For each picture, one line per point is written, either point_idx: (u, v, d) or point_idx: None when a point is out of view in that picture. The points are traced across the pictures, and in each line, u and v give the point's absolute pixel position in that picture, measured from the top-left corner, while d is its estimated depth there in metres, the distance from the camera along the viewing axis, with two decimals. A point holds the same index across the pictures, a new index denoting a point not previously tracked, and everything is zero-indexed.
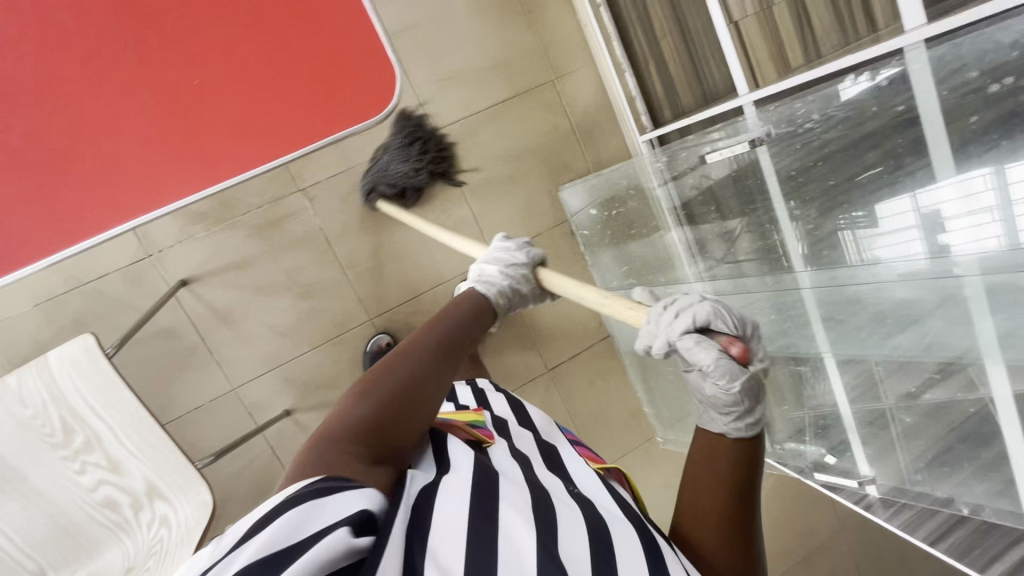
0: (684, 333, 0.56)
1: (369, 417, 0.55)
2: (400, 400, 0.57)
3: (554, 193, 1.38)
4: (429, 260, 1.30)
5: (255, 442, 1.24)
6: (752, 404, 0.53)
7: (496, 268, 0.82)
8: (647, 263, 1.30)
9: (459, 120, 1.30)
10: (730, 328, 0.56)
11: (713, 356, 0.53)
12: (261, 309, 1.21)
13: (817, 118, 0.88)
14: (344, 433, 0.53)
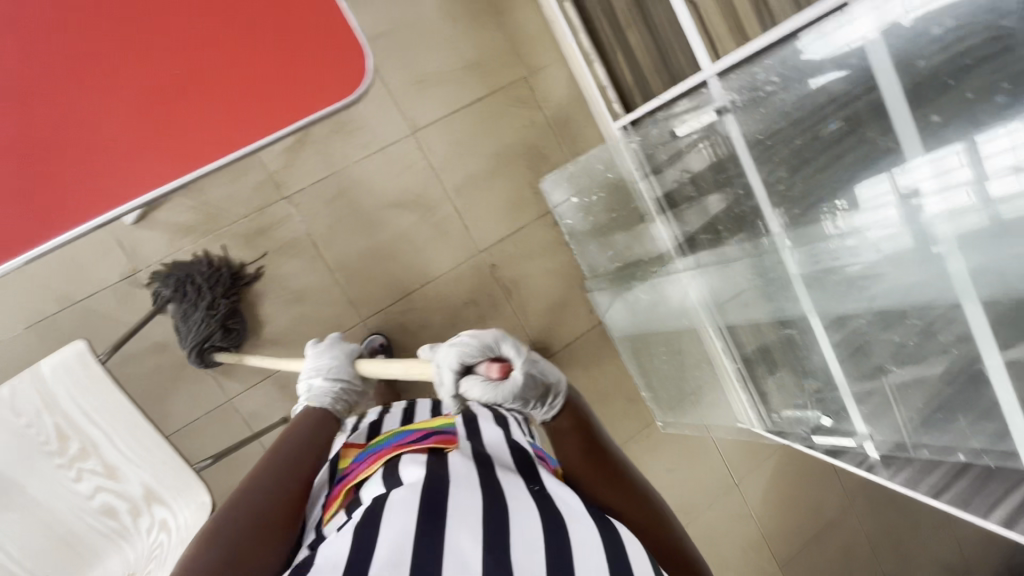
0: (454, 377, 0.74)
1: (230, 550, 0.67)
2: (253, 529, 0.70)
3: (535, 185, 1.41)
4: (418, 258, 1.33)
5: (254, 452, 1.23)
6: (537, 391, 0.74)
7: (320, 379, 1.01)
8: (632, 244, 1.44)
9: (437, 120, 1.33)
10: (480, 357, 0.74)
11: (482, 387, 0.72)
12: (252, 317, 1.22)
13: (775, 81, 0.97)
14: (200, 574, 0.63)
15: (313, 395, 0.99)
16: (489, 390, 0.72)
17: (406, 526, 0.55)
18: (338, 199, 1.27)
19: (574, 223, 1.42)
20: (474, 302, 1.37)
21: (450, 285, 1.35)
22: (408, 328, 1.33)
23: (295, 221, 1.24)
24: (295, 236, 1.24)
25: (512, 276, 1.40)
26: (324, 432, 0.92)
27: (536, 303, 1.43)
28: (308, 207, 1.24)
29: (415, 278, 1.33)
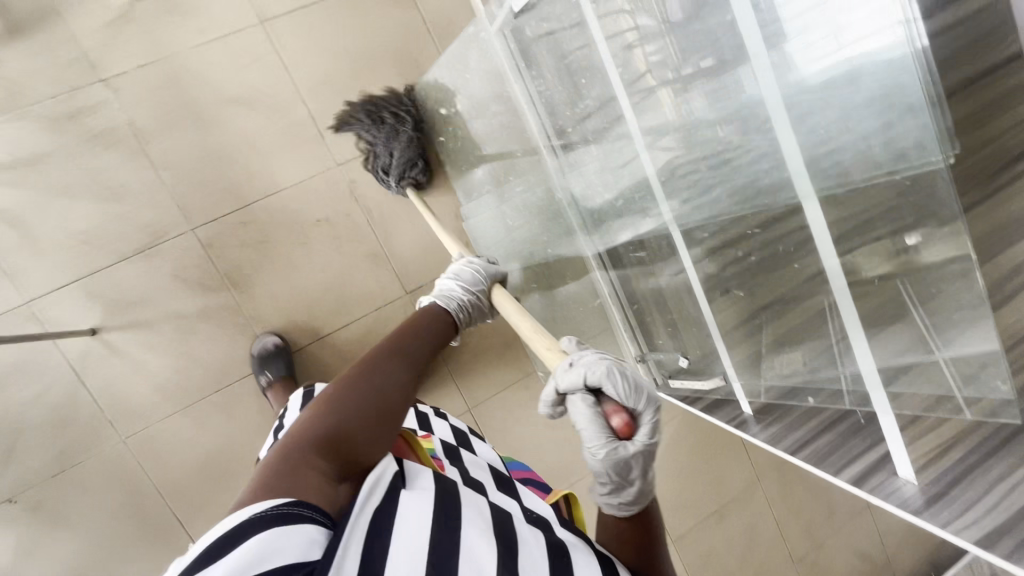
0: (572, 388, 0.61)
1: (338, 430, 0.59)
2: (370, 414, 0.63)
3: (407, 95, 1.27)
4: (262, 164, 1.19)
5: (53, 364, 1.10)
6: (620, 480, 0.58)
7: (454, 284, 0.94)
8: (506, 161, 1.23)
9: (292, 11, 1.19)
10: (618, 393, 0.58)
11: (586, 417, 0.59)
12: (58, 212, 1.08)
13: None
14: (316, 443, 0.57)
15: (443, 296, 0.93)
16: (590, 429, 0.59)
17: (424, 522, 0.50)
18: (167, 87, 1.12)
19: (446, 139, 1.30)
20: (328, 221, 1.24)
21: (299, 199, 1.22)
22: (246, 242, 1.19)
23: (113, 108, 1.10)
24: (113, 125, 1.10)
25: (374, 197, 1.26)
26: (446, 337, 0.86)
27: (402, 228, 1.28)
28: (130, 95, 1.10)
29: (257, 187, 1.19)
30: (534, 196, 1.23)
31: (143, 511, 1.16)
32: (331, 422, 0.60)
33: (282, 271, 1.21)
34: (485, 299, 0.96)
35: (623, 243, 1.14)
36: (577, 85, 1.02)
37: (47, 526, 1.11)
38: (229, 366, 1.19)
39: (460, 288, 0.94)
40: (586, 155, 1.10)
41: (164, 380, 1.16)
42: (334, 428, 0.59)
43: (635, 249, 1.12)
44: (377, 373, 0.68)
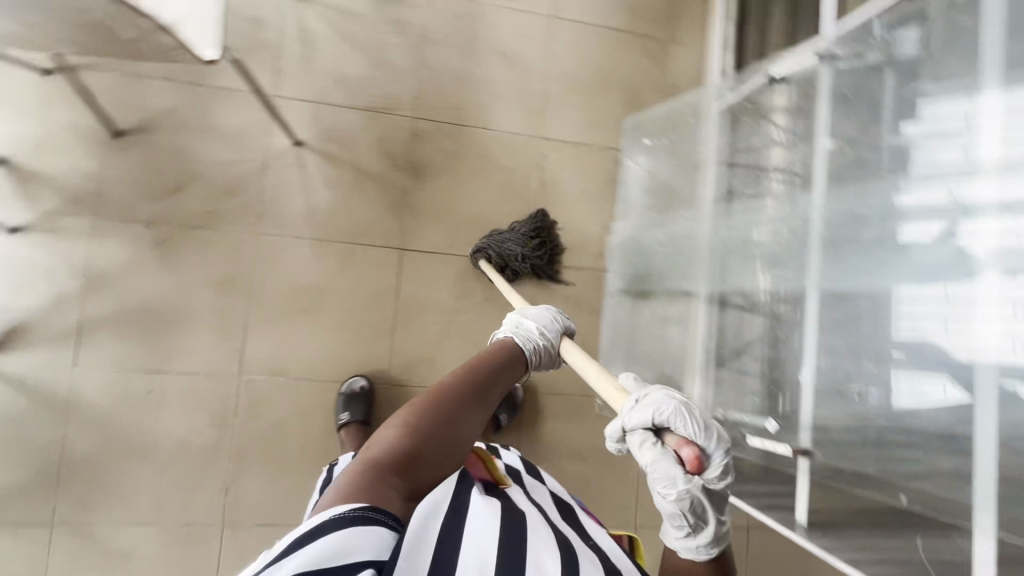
0: (638, 427, 0.58)
1: (407, 451, 0.62)
2: (439, 442, 0.64)
3: (621, 119, 1.47)
4: (490, 104, 1.40)
5: (255, 148, 1.27)
6: (695, 520, 0.58)
7: (534, 325, 0.87)
8: (674, 193, 1.39)
9: (576, 21, 1.47)
10: (687, 429, 0.57)
11: (654, 457, 0.57)
12: (338, 53, 1.33)
13: (882, 29, 1.09)
14: (388, 466, 0.60)
15: (521, 334, 0.84)
16: (663, 467, 0.56)
17: (489, 539, 0.61)
18: (465, 19, 1.39)
19: (634, 165, 1.44)
20: (508, 171, 1.40)
21: (500, 143, 1.40)
22: (443, 149, 1.37)
23: (420, 10, 1.37)
24: (412, 21, 1.36)
25: (552, 176, 1.42)
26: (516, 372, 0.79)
27: (560, 209, 1.42)
28: (437, 9, 1.38)
29: (477, 117, 1.39)
30: (686, 222, 1.38)
31: (228, 298, 1.24)
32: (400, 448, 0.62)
33: (454, 184, 1.37)
34: (559, 349, 0.85)
35: (767, 291, 1.25)
36: (783, 158, 1.27)
37: (157, 261, 1.22)
38: (369, 230, 1.32)
39: (539, 331, 0.86)
40: (748, 205, 1.32)
41: (317, 209, 1.30)
42: (405, 452, 0.61)
43: (775, 300, 1.24)
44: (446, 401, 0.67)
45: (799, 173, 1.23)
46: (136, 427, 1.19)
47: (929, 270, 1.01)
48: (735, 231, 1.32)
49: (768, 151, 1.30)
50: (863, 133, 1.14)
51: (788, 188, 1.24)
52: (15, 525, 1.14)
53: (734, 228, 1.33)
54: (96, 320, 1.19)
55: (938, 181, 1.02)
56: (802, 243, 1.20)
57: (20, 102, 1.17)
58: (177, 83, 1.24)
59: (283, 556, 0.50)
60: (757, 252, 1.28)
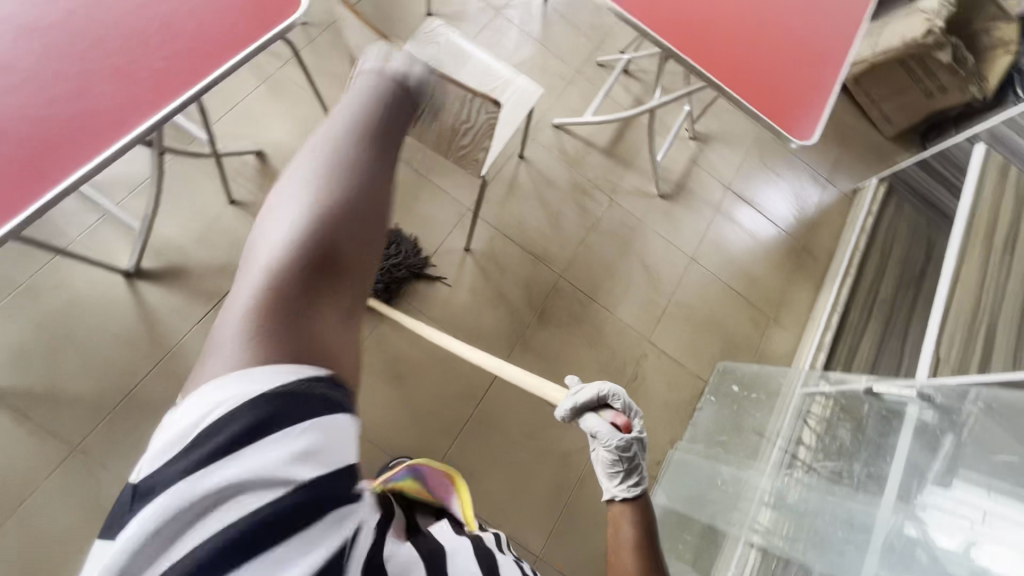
0: (592, 404, 0.82)
1: (296, 268, 0.50)
2: (341, 274, 0.53)
3: (715, 359, 1.68)
4: (620, 295, 1.64)
5: (435, 236, 1.51)
6: (627, 473, 0.75)
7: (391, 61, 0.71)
8: (740, 443, 1.46)
9: (708, 270, 1.77)
10: (621, 406, 0.83)
11: (603, 424, 0.80)
12: (529, 205, 1.64)
13: (978, 402, 1.09)
14: (277, 298, 0.48)
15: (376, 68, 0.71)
16: (606, 429, 0.80)
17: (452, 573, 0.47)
18: (628, 228, 1.72)
19: (711, 402, 1.61)
20: (612, 352, 1.57)
21: (615, 328, 1.60)
22: (570, 309, 1.57)
23: (600, 207, 1.70)
24: (591, 211, 1.69)
25: (644, 374, 1.58)
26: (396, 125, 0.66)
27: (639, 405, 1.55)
28: (613, 212, 1.71)
29: (606, 299, 1.62)
30: (740, 487, 1.36)
31: None
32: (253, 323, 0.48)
33: (566, 340, 1.54)
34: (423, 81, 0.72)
35: None
36: (851, 467, 1.21)
37: None
38: (484, 340, 1.47)
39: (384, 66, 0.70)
40: (802, 494, 1.24)
41: (454, 303, 1.47)
42: (299, 286, 0.50)
43: None
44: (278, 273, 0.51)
45: (854, 480, 1.17)
46: None
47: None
48: (783, 514, 1.23)
49: (840, 457, 1.26)
50: (924, 474, 1.03)
51: (848, 495, 1.14)
52: (44, 433, 1.12)
53: (784, 511, 1.23)
54: None
55: (951, 520, 0.88)
56: (840, 552, 1.03)
57: (301, 126, 1.48)
58: (411, 168, 1.55)
59: (197, 479, 0.38)
60: (796, 542, 1.15)
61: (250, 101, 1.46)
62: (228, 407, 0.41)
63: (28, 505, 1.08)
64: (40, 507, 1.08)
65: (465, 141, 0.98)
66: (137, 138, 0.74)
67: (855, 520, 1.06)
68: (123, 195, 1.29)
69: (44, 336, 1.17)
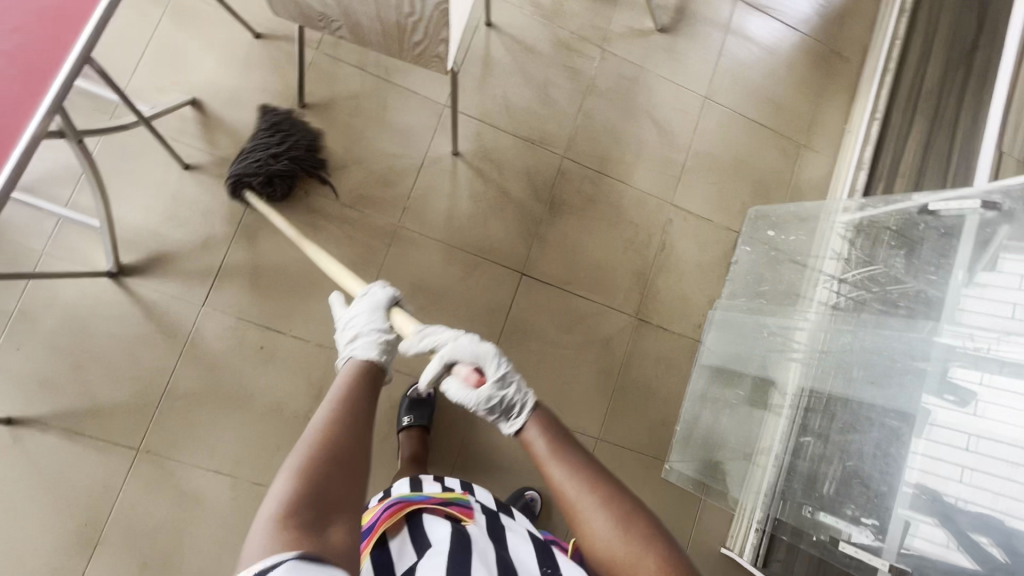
0: (438, 367, 0.85)
1: (312, 488, 0.60)
2: (339, 473, 0.63)
3: (746, 204, 1.55)
4: (631, 163, 1.48)
5: (418, 148, 1.35)
6: (499, 410, 0.79)
7: (361, 312, 0.90)
8: (779, 285, 1.43)
9: (725, 107, 1.57)
10: (468, 359, 0.85)
11: (453, 382, 0.84)
12: (511, 83, 1.42)
13: None
14: (297, 509, 0.58)
15: (363, 349, 0.83)
16: (458, 389, 0.83)
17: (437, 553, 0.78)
18: (629, 80, 1.49)
19: (747, 253, 1.51)
20: (635, 226, 1.46)
21: (632, 199, 1.47)
22: (581, 190, 1.44)
23: (591, 64, 1.47)
24: (582, 71, 1.46)
25: (672, 240, 1.49)
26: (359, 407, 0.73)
27: (672, 274, 1.48)
28: (607, 66, 1.48)
29: (618, 170, 1.47)
30: (786, 314, 1.37)
31: (356, 277, 1.29)
32: (333, 429, 0.67)
33: (583, 224, 1.43)
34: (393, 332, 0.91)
35: (855, 413, 1.17)
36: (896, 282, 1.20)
37: (304, 226, 1.27)
38: (498, 248, 1.37)
39: (371, 327, 0.87)
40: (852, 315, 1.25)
41: (457, 218, 1.35)
42: (312, 487, 0.60)
43: (873, 425, 1.13)
44: (336, 446, 0.65)
45: (913, 300, 1.14)
46: (240, 379, 1.21)
47: (959, 402, 0.99)
48: (829, 338, 1.26)
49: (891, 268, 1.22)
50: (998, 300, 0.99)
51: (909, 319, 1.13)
52: (103, 444, 1.15)
53: (829, 335, 1.26)
54: (235, 268, 1.23)
55: None
56: (898, 376, 1.10)
57: (229, 56, 1.26)
58: (368, 75, 1.33)
59: None
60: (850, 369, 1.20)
61: (162, 42, 1.23)
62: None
63: (120, 507, 1.14)
64: (132, 506, 1.15)
65: (418, 37, 0.80)
66: (29, 147, 0.60)
67: (917, 350, 1.08)
68: (68, 191, 1.15)
69: (61, 356, 1.15)
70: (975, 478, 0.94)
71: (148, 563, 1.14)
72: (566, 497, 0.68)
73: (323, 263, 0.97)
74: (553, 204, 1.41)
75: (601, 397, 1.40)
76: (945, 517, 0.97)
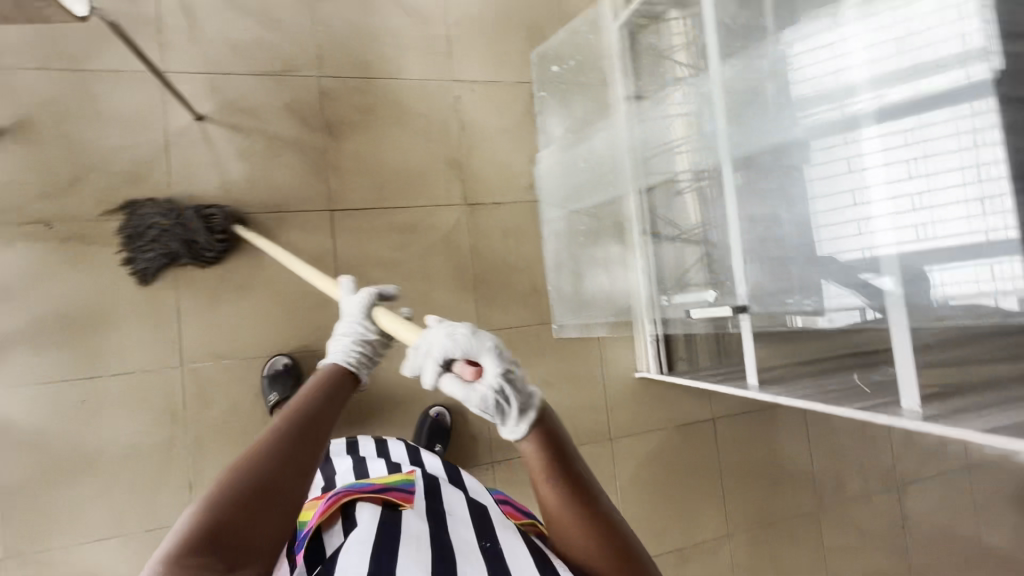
0: (432, 372, 0.59)
1: (221, 521, 0.51)
2: (258, 499, 0.53)
3: (526, 50, 1.50)
4: (394, 55, 1.38)
5: (153, 129, 1.20)
6: (498, 413, 0.56)
7: (348, 337, 0.78)
8: (584, 110, 1.44)
9: None
10: (457, 351, 0.59)
11: (430, 373, 0.59)
12: (224, 19, 1.26)
13: None
14: (199, 546, 0.49)
15: (338, 355, 0.75)
16: (456, 393, 0.58)
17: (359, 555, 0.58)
18: None
19: (546, 97, 1.48)
20: (426, 117, 1.39)
21: (411, 91, 1.39)
22: (355, 103, 1.34)
23: None
24: None
25: (469, 116, 1.43)
26: (317, 418, 0.62)
27: (483, 150, 1.44)
28: None
29: (384, 68, 1.37)
30: (597, 130, 1.42)
31: (153, 288, 1.17)
32: (270, 450, 0.56)
33: (371, 137, 1.34)
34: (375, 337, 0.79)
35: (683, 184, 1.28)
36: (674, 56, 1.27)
37: (65, 261, 1.13)
38: (293, 196, 1.28)
39: (352, 341, 0.77)
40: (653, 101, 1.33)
41: (234, 183, 1.24)
42: (225, 513, 0.51)
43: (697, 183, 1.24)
44: (265, 472, 0.54)
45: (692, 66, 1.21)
46: (78, 441, 1.11)
47: (744, 135, 1.07)
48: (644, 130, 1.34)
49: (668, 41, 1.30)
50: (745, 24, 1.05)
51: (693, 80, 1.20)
52: None
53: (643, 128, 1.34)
54: (10, 336, 1.10)
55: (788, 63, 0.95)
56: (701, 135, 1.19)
57: None
58: (54, 73, 1.15)
59: None
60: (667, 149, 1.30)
61: None
62: None
63: None
64: None
65: None
66: None
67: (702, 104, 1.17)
68: None
69: None
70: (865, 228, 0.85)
71: None
72: (545, 496, 0.58)
73: (317, 280, 0.96)
74: (331, 129, 1.31)
75: (466, 293, 1.39)
76: (786, 259, 1.03)
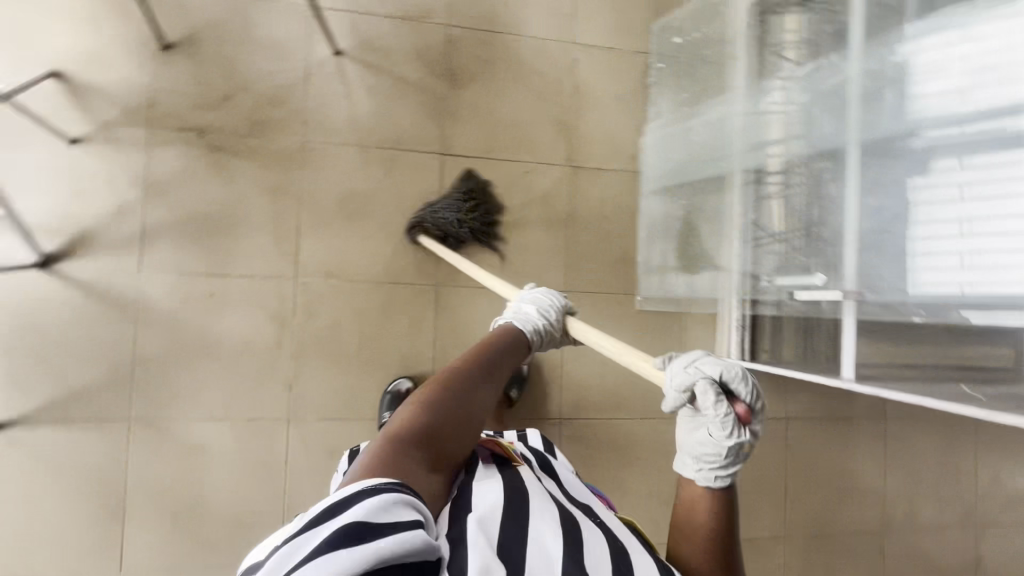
0: (704, 384, 0.59)
1: (425, 425, 0.63)
2: (445, 417, 0.65)
3: (648, 21, 1.50)
4: (521, 12, 1.42)
5: (298, 59, 1.30)
6: (730, 458, 0.61)
7: (534, 307, 0.84)
8: (701, 81, 1.40)
9: None
10: (748, 393, 0.60)
11: (717, 408, 0.59)
12: None
13: None
14: (408, 438, 0.61)
15: (513, 319, 0.82)
16: (717, 423, 0.60)
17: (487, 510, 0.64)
18: None
19: (662, 68, 1.48)
20: (542, 76, 1.43)
21: (532, 49, 1.42)
22: (478, 55, 1.39)
23: None
24: None
25: (584, 79, 1.45)
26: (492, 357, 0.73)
27: (593, 114, 1.45)
28: None
29: (509, 24, 1.41)
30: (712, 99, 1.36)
31: (280, 203, 1.28)
32: (460, 376, 0.68)
33: (489, 88, 1.39)
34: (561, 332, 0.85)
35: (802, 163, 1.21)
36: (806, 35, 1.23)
37: (209, 167, 1.25)
38: (411, 136, 1.35)
39: (534, 313, 0.83)
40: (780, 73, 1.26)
41: (361, 118, 1.33)
42: (429, 418, 0.64)
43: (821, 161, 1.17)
44: (453, 400, 0.66)
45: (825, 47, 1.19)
46: (201, 329, 1.24)
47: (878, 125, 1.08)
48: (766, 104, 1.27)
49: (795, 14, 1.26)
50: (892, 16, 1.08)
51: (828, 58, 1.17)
52: (95, 422, 1.19)
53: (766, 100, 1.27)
54: (157, 227, 1.23)
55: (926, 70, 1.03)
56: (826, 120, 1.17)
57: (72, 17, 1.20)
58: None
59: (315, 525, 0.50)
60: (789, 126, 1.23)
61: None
62: (335, 525, 0.49)
63: (133, 473, 1.20)
64: (143, 469, 1.21)
65: None
66: None
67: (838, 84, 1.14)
68: None
69: (21, 354, 1.17)
70: (977, 260, 0.94)
71: (178, 514, 1.21)
72: (698, 525, 0.64)
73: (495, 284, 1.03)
74: (453, 76, 1.38)
75: (557, 251, 1.42)
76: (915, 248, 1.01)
